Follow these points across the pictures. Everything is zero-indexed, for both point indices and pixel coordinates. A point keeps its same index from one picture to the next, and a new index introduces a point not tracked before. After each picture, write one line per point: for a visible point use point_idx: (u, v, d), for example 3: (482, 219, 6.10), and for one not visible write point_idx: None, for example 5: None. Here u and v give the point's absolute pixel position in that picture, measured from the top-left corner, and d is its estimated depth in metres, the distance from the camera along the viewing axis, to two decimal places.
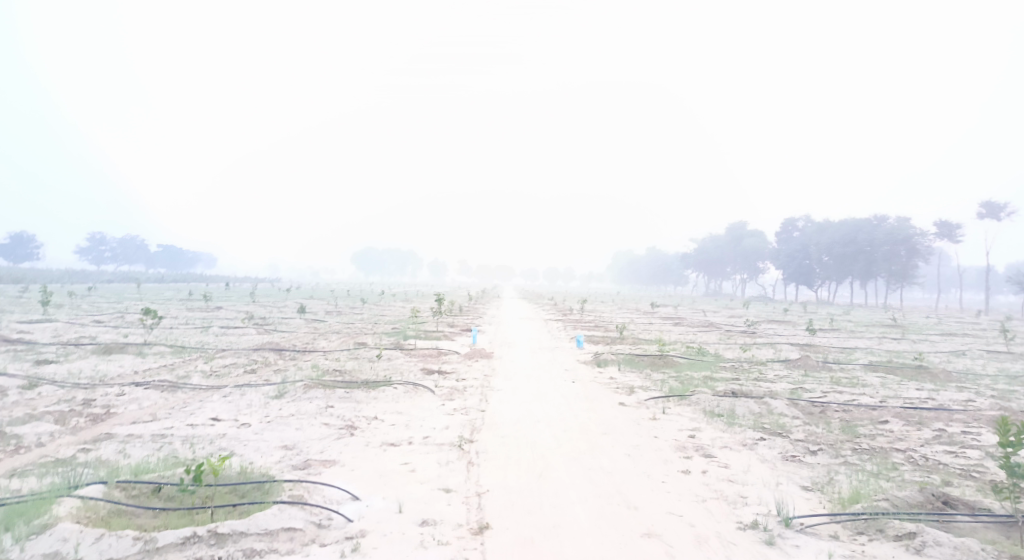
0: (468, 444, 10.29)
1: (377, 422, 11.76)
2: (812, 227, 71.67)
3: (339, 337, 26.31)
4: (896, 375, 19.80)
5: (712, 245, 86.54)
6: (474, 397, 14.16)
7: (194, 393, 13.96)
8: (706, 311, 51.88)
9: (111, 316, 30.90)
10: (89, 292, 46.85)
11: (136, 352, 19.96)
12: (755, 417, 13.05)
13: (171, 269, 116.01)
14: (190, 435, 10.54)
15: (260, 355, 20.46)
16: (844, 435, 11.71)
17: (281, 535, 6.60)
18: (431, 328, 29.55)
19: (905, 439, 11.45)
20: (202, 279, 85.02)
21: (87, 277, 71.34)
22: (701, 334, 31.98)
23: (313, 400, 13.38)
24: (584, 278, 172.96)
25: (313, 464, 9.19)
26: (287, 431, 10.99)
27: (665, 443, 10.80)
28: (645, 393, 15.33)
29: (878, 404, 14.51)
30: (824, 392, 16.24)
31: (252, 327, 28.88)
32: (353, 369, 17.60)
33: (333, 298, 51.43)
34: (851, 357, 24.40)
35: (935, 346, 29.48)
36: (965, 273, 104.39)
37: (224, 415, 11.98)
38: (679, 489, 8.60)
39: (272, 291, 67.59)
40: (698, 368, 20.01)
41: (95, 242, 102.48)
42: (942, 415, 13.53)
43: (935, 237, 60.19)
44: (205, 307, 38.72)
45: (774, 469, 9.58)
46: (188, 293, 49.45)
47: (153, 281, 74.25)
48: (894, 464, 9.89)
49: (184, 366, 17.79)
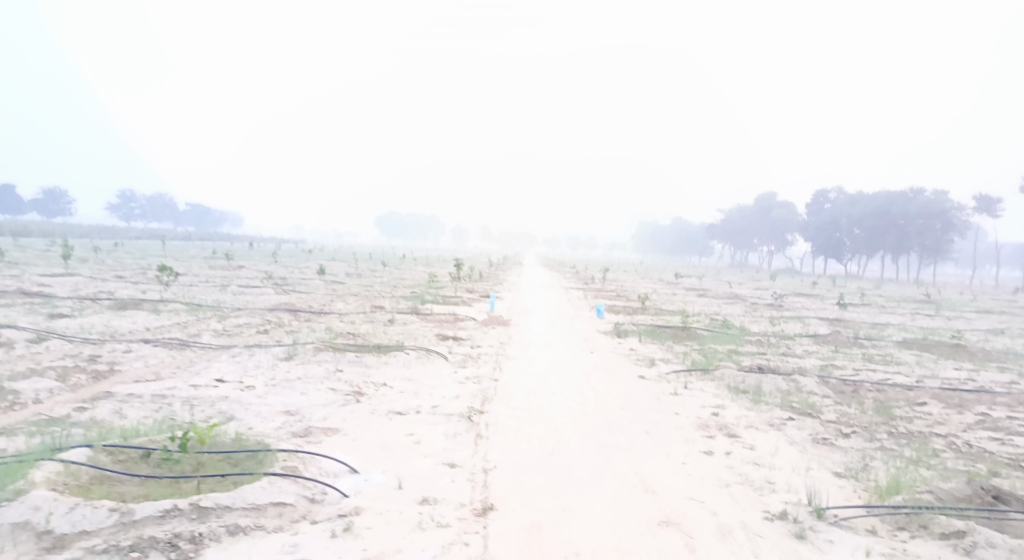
0: (478, 416, 9.80)
1: (385, 389, 11.33)
2: (843, 199, 68.52)
3: (356, 299, 26.01)
4: (931, 353, 18.78)
5: (739, 214, 84.38)
6: (488, 365, 13.67)
7: (201, 352, 13.68)
8: (730, 282, 50.60)
9: (133, 272, 30.99)
10: (115, 248, 47.29)
11: (151, 308, 19.86)
12: (782, 395, 12.34)
13: (198, 228, 117.45)
14: (191, 397, 10.23)
15: (275, 315, 20.23)
16: (878, 417, 10.94)
17: (268, 510, 6.33)
18: (449, 294, 29.09)
19: (946, 423, 10.64)
20: (227, 237, 85.66)
21: (118, 233, 72.38)
22: (726, 306, 31.01)
23: (321, 363, 13.01)
24: (606, 247, 171.98)
25: (313, 432, 8.78)
26: (291, 396, 10.61)
27: (686, 420, 10.19)
28: (665, 366, 14.67)
29: (914, 385, 13.66)
30: (856, 370, 15.41)
31: (271, 287, 28.78)
32: (366, 332, 17.24)
33: (353, 260, 51.29)
34: (883, 334, 23.34)
35: (972, 324, 28.15)
36: (1003, 249, 100.65)
37: (229, 376, 11.66)
38: (700, 472, 8.01)
39: (295, 251, 67.69)
40: (723, 341, 19.24)
41: (125, 200, 103.81)
42: (985, 397, 12.64)
43: (974, 211, 57.66)
44: (226, 266, 38.73)
45: (804, 453, 8.92)
46: (212, 251, 49.76)
47: (181, 238, 75.06)
48: (935, 451, 9.13)
49: (196, 324, 17.58)
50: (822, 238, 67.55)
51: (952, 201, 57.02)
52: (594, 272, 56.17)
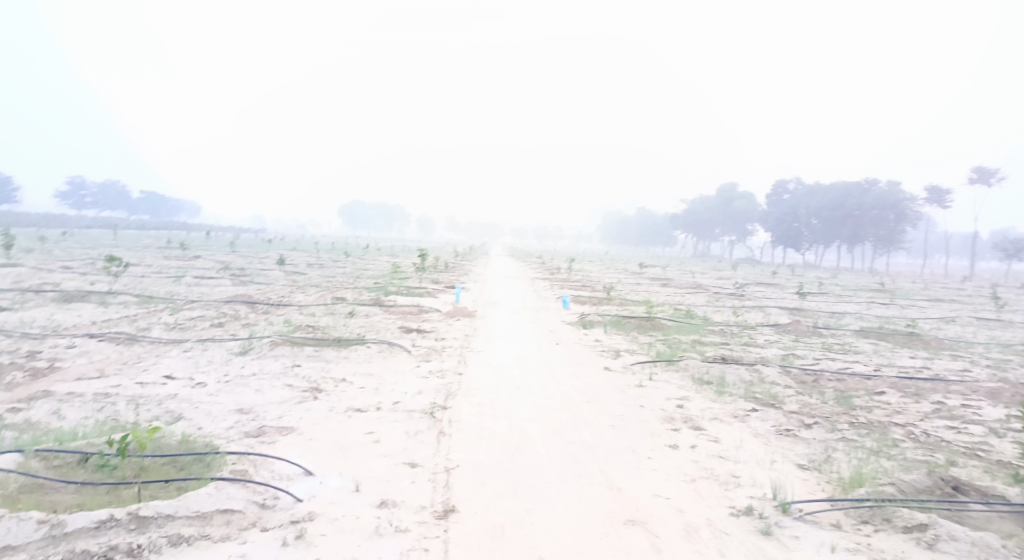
0: (440, 413, 9.52)
1: (344, 385, 10.95)
2: (802, 191, 70.04)
3: (317, 291, 25.32)
4: (887, 342, 19.25)
5: (701, 205, 85.58)
6: (452, 359, 13.37)
7: (151, 347, 12.99)
8: (694, 272, 51.27)
9: (80, 262, 29.52)
10: (63, 236, 45.03)
11: (98, 301, 18.87)
12: (746, 385, 12.42)
13: (153, 215, 113.25)
14: (137, 395, 9.66)
15: (231, 307, 19.50)
16: (839, 408, 11.06)
17: (215, 518, 5.93)
18: (413, 285, 28.58)
19: (903, 413, 10.83)
20: (184, 227, 82.86)
21: (65, 221, 68.99)
22: (690, 296, 31.32)
23: (278, 358, 12.50)
24: (572, 237, 172.79)
25: (267, 432, 8.37)
26: (245, 393, 10.13)
27: (651, 413, 10.11)
28: (631, 358, 14.62)
29: (872, 374, 13.92)
30: (816, 359, 15.65)
31: (228, 278, 27.78)
32: (327, 325, 16.74)
33: (315, 250, 50.04)
34: (841, 323, 23.87)
35: (924, 312, 29.09)
36: (952, 239, 104.80)
37: (179, 373, 11.08)
38: (665, 467, 7.92)
39: (255, 241, 65.76)
40: (687, 331, 19.33)
41: (75, 187, 99.35)
42: (939, 386, 12.95)
43: (924, 202, 59.72)
44: (181, 256, 37.32)
45: (768, 445, 8.92)
46: (167, 241, 47.85)
47: (134, 227, 72.00)
48: (895, 441, 9.25)
49: (147, 317, 16.76)
50: (781, 229, 68.93)
51: (904, 192, 58.98)
52: (561, 262, 56.11)
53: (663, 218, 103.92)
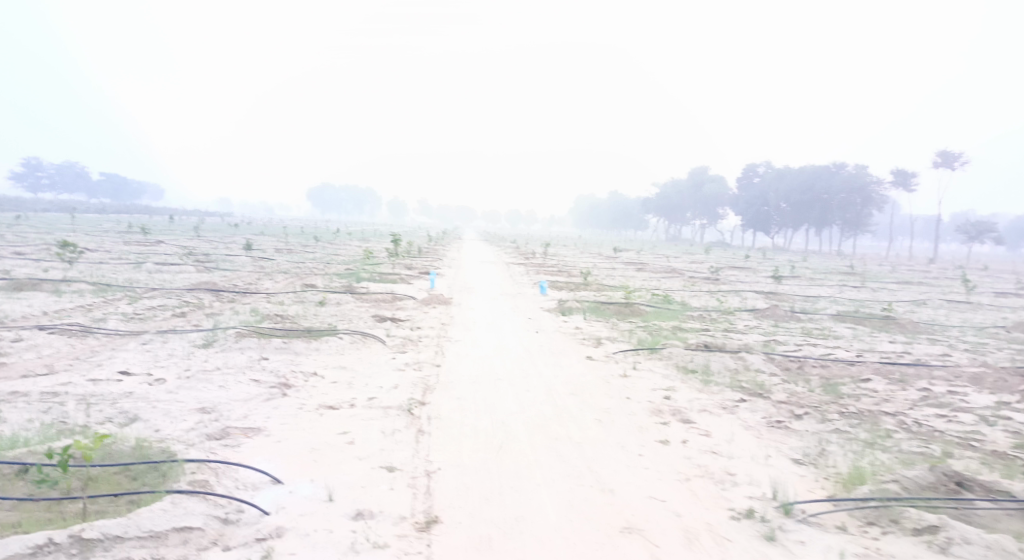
0: (418, 409, 8.98)
1: (315, 379, 10.30)
2: (771, 174, 70.52)
3: (286, 278, 24.36)
4: (864, 326, 19.27)
5: (674, 188, 85.83)
6: (428, 350, 12.79)
7: (106, 339, 12.07)
8: (668, 256, 51.27)
9: (33, 248, 27.91)
10: (15, 221, 42.86)
11: (50, 290, 17.65)
12: (731, 374, 12.13)
13: (114, 199, 109.15)
14: (88, 394, 8.85)
15: (195, 296, 18.52)
16: (827, 396, 10.86)
17: (170, 538, 5.31)
18: (386, 271, 27.76)
19: (891, 401, 10.67)
20: (147, 210, 79.91)
21: (21, 205, 65.90)
22: (666, 281, 31.18)
23: (244, 350, 11.74)
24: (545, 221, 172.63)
25: (231, 434, 7.70)
26: (208, 390, 9.40)
27: (639, 406, 9.71)
28: (614, 346, 14.25)
29: (855, 360, 13.78)
30: (798, 345, 15.50)
31: (191, 264, 26.53)
32: (296, 314, 15.95)
33: (283, 233, 48.57)
34: (817, 307, 23.90)
35: (895, 295, 29.43)
36: (916, 221, 107.21)
37: (135, 368, 10.25)
38: (657, 465, 7.54)
39: (222, 225, 63.83)
40: (667, 318, 19.00)
41: (30, 168, 94.75)
42: (923, 372, 12.86)
43: (891, 185, 60.66)
44: (143, 241, 35.67)
45: (760, 439, 8.60)
46: (127, 225, 45.83)
47: (93, 211, 68.97)
48: (888, 432, 9.05)
49: (103, 307, 15.71)
50: (751, 212, 69.54)
51: (871, 175, 59.84)
52: (535, 247, 55.59)
53: (636, 203, 104.29)
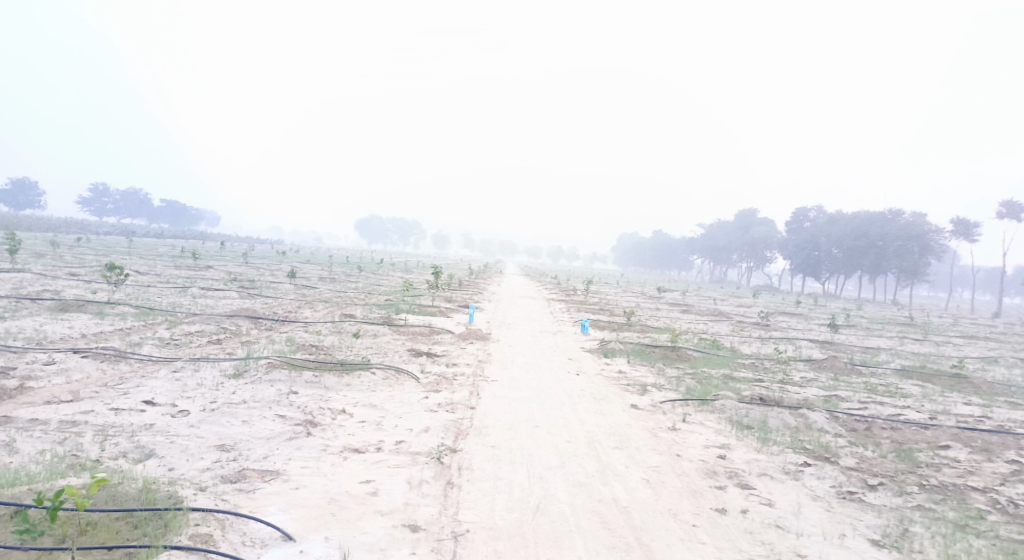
0: (449, 457, 8.32)
1: (343, 418, 9.78)
2: (822, 218, 68.12)
3: (325, 307, 24.23)
4: (934, 384, 17.68)
5: (719, 230, 84.14)
6: (463, 390, 12.11)
7: (137, 366, 11.87)
8: (714, 299, 49.57)
9: (88, 269, 28.76)
10: (78, 242, 44.74)
11: (94, 312, 17.85)
12: (791, 433, 11.04)
13: (173, 225, 113.89)
14: (108, 424, 8.52)
15: (233, 323, 18.45)
16: (903, 464, 9.67)
17: None
18: (426, 303, 27.40)
19: (977, 474, 9.40)
20: (201, 236, 82.68)
21: (85, 228, 69.10)
22: (712, 325, 29.87)
23: (273, 383, 11.34)
24: (586, 259, 172.11)
25: (248, 478, 7.21)
26: (231, 425, 8.97)
27: (690, 465, 8.81)
28: (660, 394, 13.31)
29: (930, 422, 12.43)
30: (862, 403, 14.19)
31: (235, 291, 26.78)
32: (330, 346, 15.56)
33: (328, 263, 49.10)
34: (878, 360, 22.26)
35: (962, 351, 27.39)
36: (978, 272, 101.73)
37: (161, 398, 9.94)
38: (714, 539, 6.65)
39: (271, 253, 65.45)
40: (716, 365, 17.84)
41: (98, 194, 99.75)
42: (1009, 440, 11.46)
43: (951, 235, 57.68)
44: (193, 266, 36.58)
45: (830, 512, 7.60)
46: (180, 250, 47.13)
47: (151, 235, 71.66)
48: (980, 512, 7.89)
49: (141, 331, 15.70)
50: (801, 257, 67.26)
51: (929, 224, 57.11)
52: (577, 284, 54.82)
53: (680, 242, 102.69)
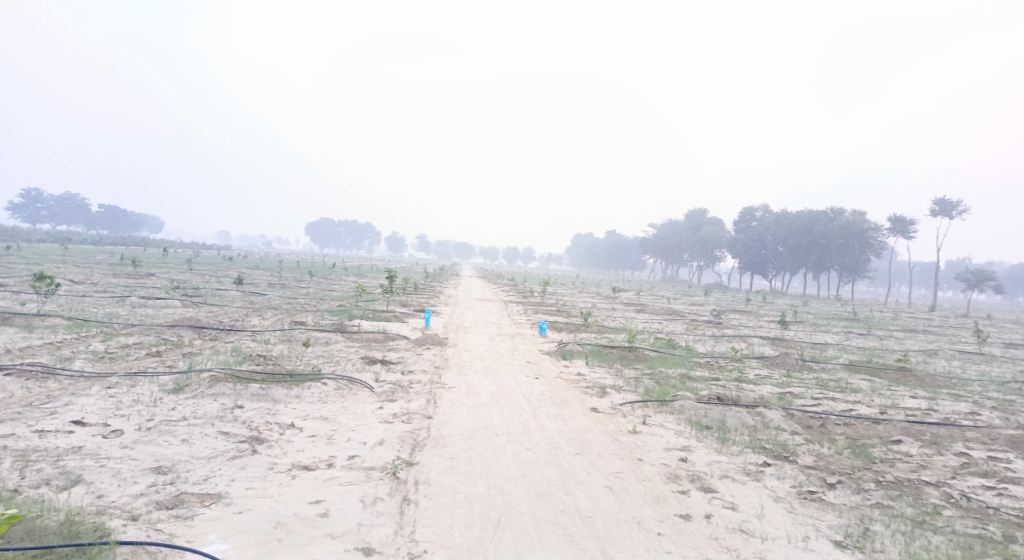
0: (405, 472, 7.92)
1: (292, 433, 9.25)
2: (769, 217, 70.25)
3: (275, 314, 23.32)
4: (881, 378, 18.21)
5: (672, 231, 85.82)
6: (419, 399, 11.68)
7: (67, 383, 11.00)
8: (669, 298, 50.38)
9: (15, 280, 26.95)
10: (6, 250, 42.03)
11: (21, 325, 16.62)
12: (750, 432, 11.08)
13: (113, 231, 108.94)
14: (29, 449, 7.78)
15: (176, 333, 17.49)
16: (858, 461, 9.79)
17: None
18: (380, 308, 26.74)
19: (929, 468, 9.59)
20: (143, 242, 79.17)
21: (16, 235, 65.18)
22: (667, 324, 30.24)
23: (216, 397, 10.68)
24: (543, 260, 172.98)
25: (187, 503, 6.65)
26: (168, 445, 8.34)
27: (653, 470, 8.67)
28: (620, 396, 13.19)
29: (881, 417, 12.71)
30: (816, 399, 14.42)
31: (178, 299, 25.52)
32: (280, 355, 14.87)
33: (279, 268, 47.68)
34: (827, 356, 22.84)
35: (904, 344, 28.49)
36: (913, 268, 107.11)
37: (91, 418, 9.19)
38: (681, 548, 6.50)
39: (218, 259, 63.13)
40: (673, 365, 17.92)
41: (30, 199, 94.45)
42: (955, 432, 11.81)
43: (889, 232, 60.34)
44: (132, 274, 34.75)
45: (793, 514, 7.58)
46: (120, 258, 44.86)
47: (89, 242, 68.28)
48: (935, 507, 8.02)
49: (73, 345, 14.64)
50: (749, 255, 69.18)
51: (869, 222, 59.56)
52: (533, 285, 54.94)
53: (634, 242, 104.28)
